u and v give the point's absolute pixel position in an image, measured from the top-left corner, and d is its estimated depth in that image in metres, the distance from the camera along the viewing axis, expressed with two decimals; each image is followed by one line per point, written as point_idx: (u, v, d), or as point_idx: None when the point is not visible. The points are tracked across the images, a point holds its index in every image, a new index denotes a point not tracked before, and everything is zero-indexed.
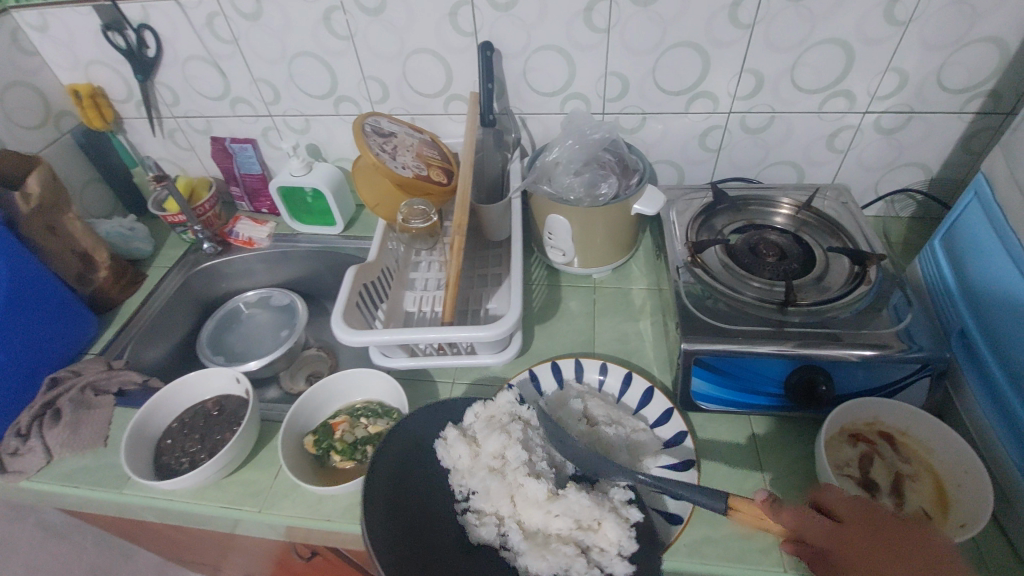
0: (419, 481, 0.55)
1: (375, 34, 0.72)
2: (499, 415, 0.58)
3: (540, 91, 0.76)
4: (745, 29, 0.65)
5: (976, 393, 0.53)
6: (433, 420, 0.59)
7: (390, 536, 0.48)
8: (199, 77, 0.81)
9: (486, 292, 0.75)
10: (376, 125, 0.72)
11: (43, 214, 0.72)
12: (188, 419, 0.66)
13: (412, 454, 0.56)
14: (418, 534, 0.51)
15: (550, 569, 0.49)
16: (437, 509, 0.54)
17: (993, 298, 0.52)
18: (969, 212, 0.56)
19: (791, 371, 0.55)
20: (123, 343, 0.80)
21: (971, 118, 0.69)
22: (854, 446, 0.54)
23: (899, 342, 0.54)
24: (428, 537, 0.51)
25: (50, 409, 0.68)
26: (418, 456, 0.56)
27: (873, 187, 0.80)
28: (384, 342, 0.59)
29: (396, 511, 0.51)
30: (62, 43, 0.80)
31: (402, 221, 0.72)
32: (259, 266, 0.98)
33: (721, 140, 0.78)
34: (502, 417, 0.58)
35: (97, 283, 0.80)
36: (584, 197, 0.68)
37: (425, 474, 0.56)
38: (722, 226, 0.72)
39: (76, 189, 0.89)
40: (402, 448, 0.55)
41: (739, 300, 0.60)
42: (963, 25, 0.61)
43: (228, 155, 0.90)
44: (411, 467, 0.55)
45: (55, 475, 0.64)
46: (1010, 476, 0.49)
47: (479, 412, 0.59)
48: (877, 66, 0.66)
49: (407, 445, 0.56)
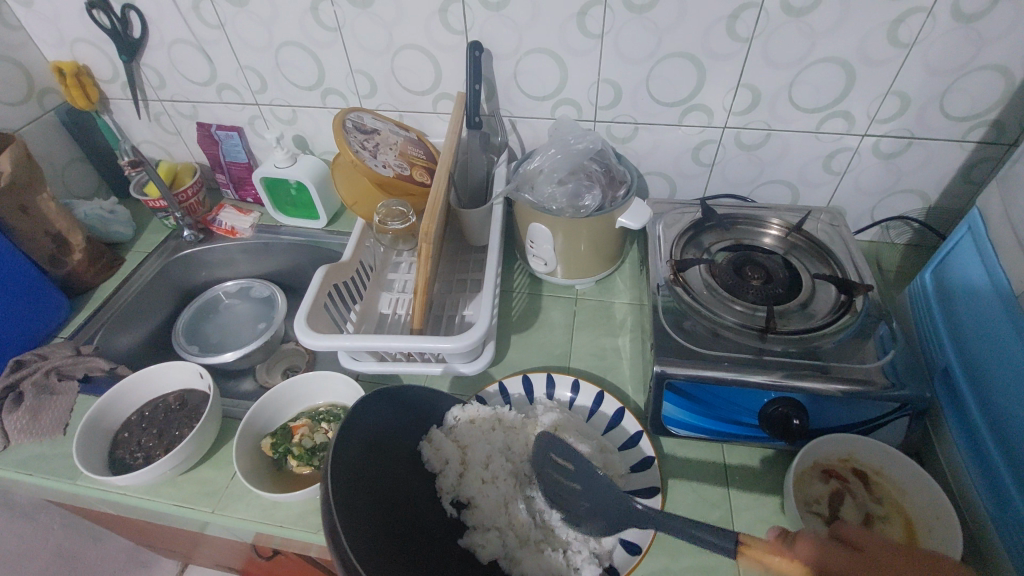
0: (387, 469, 0.48)
1: (363, 27, 0.70)
2: (481, 419, 0.58)
3: (531, 95, 0.74)
4: (742, 43, 0.63)
5: (954, 435, 0.51)
6: (402, 406, 0.54)
7: (360, 524, 0.40)
8: (185, 60, 0.79)
9: (464, 297, 0.73)
10: (358, 121, 0.71)
11: (13, 194, 0.70)
12: (148, 413, 0.65)
13: (380, 436, 0.49)
14: (387, 528, 0.43)
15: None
16: (402, 505, 0.47)
17: (978, 339, 0.50)
18: (962, 247, 0.54)
19: (770, 403, 0.53)
20: (95, 327, 0.78)
21: (972, 147, 0.66)
22: (825, 482, 0.52)
23: (882, 377, 0.51)
24: (397, 533, 0.44)
25: (13, 392, 0.67)
26: (384, 440, 0.50)
27: (869, 212, 0.78)
28: (349, 346, 0.57)
29: (365, 498, 0.43)
30: (46, 19, 0.78)
31: (379, 221, 0.70)
32: (240, 256, 0.96)
33: (715, 154, 0.75)
34: (482, 422, 0.58)
35: (71, 265, 0.79)
36: (566, 208, 0.66)
37: (395, 464, 0.50)
38: (709, 244, 0.70)
39: (58, 168, 0.87)
40: (372, 429, 0.48)
41: (718, 323, 0.58)
42: (968, 51, 0.59)
43: (213, 142, 0.89)
44: (378, 450, 0.48)
45: (7, 462, 0.62)
46: (982, 523, 0.47)
47: (459, 415, 0.58)
48: (878, 89, 0.64)
49: (377, 427, 0.49)
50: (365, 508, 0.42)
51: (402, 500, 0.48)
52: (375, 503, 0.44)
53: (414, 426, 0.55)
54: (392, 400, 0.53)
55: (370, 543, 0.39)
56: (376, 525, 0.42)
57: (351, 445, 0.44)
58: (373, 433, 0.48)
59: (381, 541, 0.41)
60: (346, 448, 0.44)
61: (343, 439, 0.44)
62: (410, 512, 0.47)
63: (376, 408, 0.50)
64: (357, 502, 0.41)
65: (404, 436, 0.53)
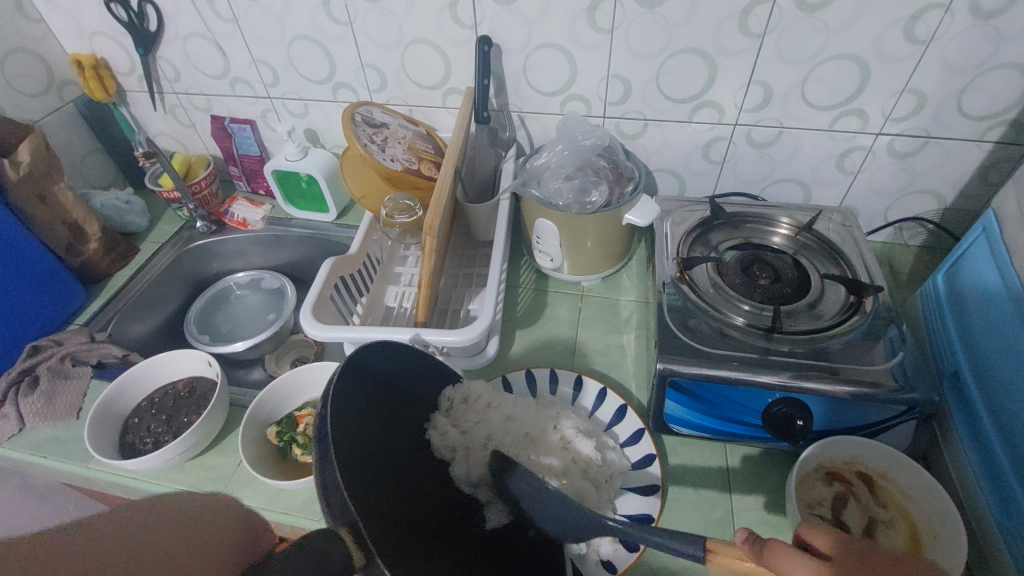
0: (393, 430, 0.42)
1: (374, 22, 0.71)
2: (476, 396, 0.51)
3: (540, 90, 0.74)
4: (754, 39, 0.62)
5: (962, 439, 0.50)
6: (397, 372, 0.45)
7: (371, 500, 0.34)
8: (200, 54, 0.80)
9: (469, 292, 0.73)
10: (367, 115, 0.72)
11: (32, 183, 0.72)
12: (158, 399, 0.67)
13: (380, 402, 0.42)
14: (397, 505, 0.37)
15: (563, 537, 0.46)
16: (409, 474, 0.41)
17: (990, 343, 0.49)
18: (976, 248, 0.53)
19: (773, 403, 0.52)
20: (109, 315, 0.80)
21: (990, 148, 0.65)
22: (829, 485, 0.51)
23: (891, 380, 0.51)
24: (409, 518, 0.38)
25: (27, 377, 0.69)
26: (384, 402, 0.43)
27: (882, 212, 0.77)
28: (353, 336, 0.58)
29: (372, 477, 0.36)
30: (66, 13, 0.79)
31: (387, 215, 0.71)
32: (251, 248, 0.97)
33: (725, 152, 0.75)
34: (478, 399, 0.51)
35: (87, 254, 0.81)
36: (572, 204, 0.65)
37: (399, 424, 0.43)
38: (717, 242, 0.69)
39: (75, 159, 0.89)
40: (368, 387, 0.41)
41: (723, 322, 0.58)
42: (987, 49, 0.57)
43: (227, 134, 0.90)
44: (377, 422, 0.40)
45: (21, 445, 0.63)
46: (987, 529, 0.46)
47: (454, 395, 0.50)
48: (893, 86, 0.63)
49: (375, 384, 0.42)
50: (372, 485, 0.36)
51: (410, 479, 0.41)
52: (382, 478, 0.38)
53: (415, 390, 0.47)
54: (386, 365, 0.44)
55: (383, 529, 0.33)
56: (386, 503, 0.36)
57: (344, 416, 0.37)
58: (367, 403, 0.40)
59: (393, 518, 0.36)
60: (341, 419, 0.36)
61: (333, 410, 0.36)
62: (416, 481, 0.42)
63: (367, 372, 0.42)
64: (364, 484, 0.35)
65: (404, 403, 0.45)
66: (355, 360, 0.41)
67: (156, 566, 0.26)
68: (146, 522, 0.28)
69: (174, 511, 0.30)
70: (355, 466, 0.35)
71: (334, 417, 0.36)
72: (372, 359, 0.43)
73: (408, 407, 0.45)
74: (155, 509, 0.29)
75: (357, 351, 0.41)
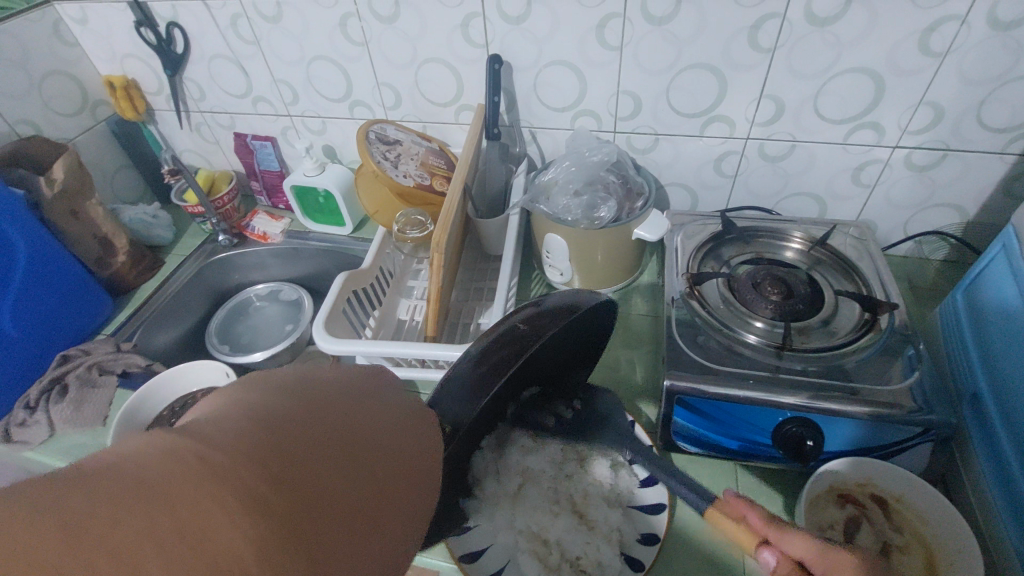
0: (523, 371, 0.44)
1: (388, 41, 0.73)
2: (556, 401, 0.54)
3: (551, 106, 0.75)
4: (765, 53, 0.62)
5: (984, 464, 0.48)
6: (554, 348, 0.46)
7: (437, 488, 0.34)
8: (224, 74, 0.84)
9: (479, 307, 0.74)
10: (381, 133, 0.74)
11: (66, 200, 0.76)
12: (178, 408, 0.69)
13: (548, 346, 0.45)
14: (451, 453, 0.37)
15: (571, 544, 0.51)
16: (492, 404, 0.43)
17: (1009, 365, 0.47)
18: (996, 264, 0.51)
19: (784, 422, 0.51)
20: (135, 325, 0.83)
21: (1013, 160, 0.63)
22: (842, 507, 0.50)
23: (908, 401, 0.49)
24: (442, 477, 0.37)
25: (58, 384, 0.72)
26: (544, 350, 0.45)
27: (901, 226, 0.75)
28: (451, 359, 0.59)
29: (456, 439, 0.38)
30: (100, 36, 0.84)
31: (399, 230, 0.73)
32: (271, 260, 0.99)
33: (737, 165, 0.74)
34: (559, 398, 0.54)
35: (115, 267, 0.84)
36: (581, 219, 0.66)
37: (533, 367, 0.46)
38: (729, 256, 0.68)
39: (107, 175, 0.93)
40: (554, 338, 0.44)
41: (734, 339, 0.57)
42: (1008, 60, 0.56)
43: (249, 151, 0.93)
44: (551, 350, 0.47)
45: (54, 449, 0.66)
46: (1007, 557, 0.44)
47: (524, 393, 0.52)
48: (909, 100, 0.62)
49: (558, 337, 0.45)
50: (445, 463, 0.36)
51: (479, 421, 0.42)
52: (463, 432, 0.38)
53: (563, 355, 0.50)
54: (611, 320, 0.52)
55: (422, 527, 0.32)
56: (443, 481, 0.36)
57: (538, 328, 0.43)
58: (566, 335, 0.46)
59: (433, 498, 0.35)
60: (542, 337, 0.42)
61: (534, 326, 0.43)
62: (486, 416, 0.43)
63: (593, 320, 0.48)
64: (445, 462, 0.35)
65: (543, 364, 0.48)
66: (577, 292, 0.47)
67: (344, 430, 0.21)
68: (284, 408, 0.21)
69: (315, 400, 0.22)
70: (495, 372, 0.40)
71: (534, 338, 0.42)
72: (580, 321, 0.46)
73: (575, 352, 0.52)
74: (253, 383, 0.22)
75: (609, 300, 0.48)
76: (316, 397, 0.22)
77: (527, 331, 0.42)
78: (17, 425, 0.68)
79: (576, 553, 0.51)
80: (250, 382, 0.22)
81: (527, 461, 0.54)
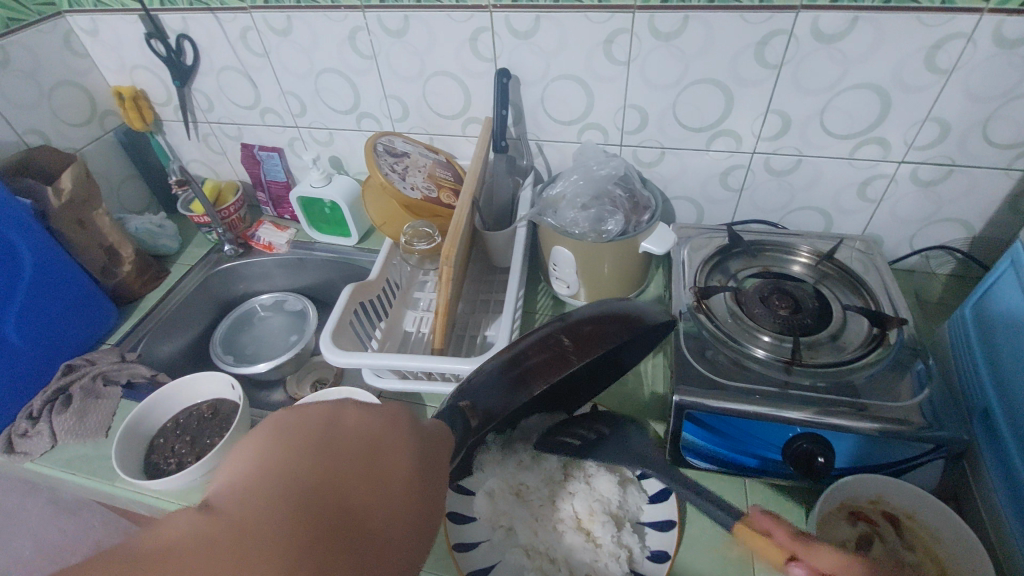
0: (563, 384, 0.44)
1: (396, 55, 0.73)
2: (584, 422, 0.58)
3: (558, 119, 0.75)
4: (771, 69, 0.63)
5: (994, 481, 0.48)
6: (602, 363, 0.45)
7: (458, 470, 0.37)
8: (232, 86, 0.84)
9: (486, 318, 0.74)
10: (389, 145, 0.74)
11: (74, 209, 0.76)
12: (183, 419, 0.69)
13: (595, 363, 0.44)
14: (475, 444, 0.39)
15: (579, 558, 0.50)
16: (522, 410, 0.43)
17: (1019, 382, 0.47)
18: (1003, 280, 0.51)
19: (795, 437, 0.51)
20: (139, 335, 0.83)
21: (1019, 176, 0.63)
22: (853, 525, 0.50)
23: (919, 418, 0.49)
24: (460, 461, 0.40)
25: (62, 395, 0.71)
26: (591, 367, 0.44)
27: (907, 241, 0.75)
28: (460, 372, 0.59)
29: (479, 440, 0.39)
30: (111, 48, 0.84)
31: (405, 242, 0.73)
32: (276, 270, 0.99)
33: (743, 179, 0.75)
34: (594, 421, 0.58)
35: (121, 276, 0.84)
36: (589, 233, 0.66)
37: (575, 380, 0.45)
38: (736, 270, 0.68)
39: (113, 185, 0.94)
40: (601, 358, 0.43)
41: (743, 354, 0.56)
42: (1014, 77, 0.56)
43: (256, 162, 0.93)
44: (600, 367, 0.46)
45: (56, 460, 0.65)
46: None
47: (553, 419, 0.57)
48: (915, 116, 0.62)
49: (607, 355, 0.44)
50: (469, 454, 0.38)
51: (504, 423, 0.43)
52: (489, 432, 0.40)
53: (608, 373, 0.49)
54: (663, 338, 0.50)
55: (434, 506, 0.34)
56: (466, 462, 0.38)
57: (583, 349, 0.42)
58: (618, 352, 0.45)
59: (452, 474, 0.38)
60: (583, 358, 0.42)
61: (580, 344, 0.42)
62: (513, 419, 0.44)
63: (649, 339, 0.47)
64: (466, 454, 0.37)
65: (587, 378, 0.47)
66: (633, 308, 0.47)
67: (359, 484, 0.23)
68: (301, 470, 0.23)
69: (332, 456, 0.24)
70: (531, 376, 0.40)
71: (575, 357, 0.42)
72: (635, 339, 0.44)
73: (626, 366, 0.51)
74: (276, 435, 0.24)
75: (673, 321, 0.47)
76: (332, 452, 0.24)
77: (569, 347, 0.42)
78: (19, 435, 0.68)
79: (585, 570, 0.50)
80: (276, 433, 0.24)
81: (532, 472, 0.55)
